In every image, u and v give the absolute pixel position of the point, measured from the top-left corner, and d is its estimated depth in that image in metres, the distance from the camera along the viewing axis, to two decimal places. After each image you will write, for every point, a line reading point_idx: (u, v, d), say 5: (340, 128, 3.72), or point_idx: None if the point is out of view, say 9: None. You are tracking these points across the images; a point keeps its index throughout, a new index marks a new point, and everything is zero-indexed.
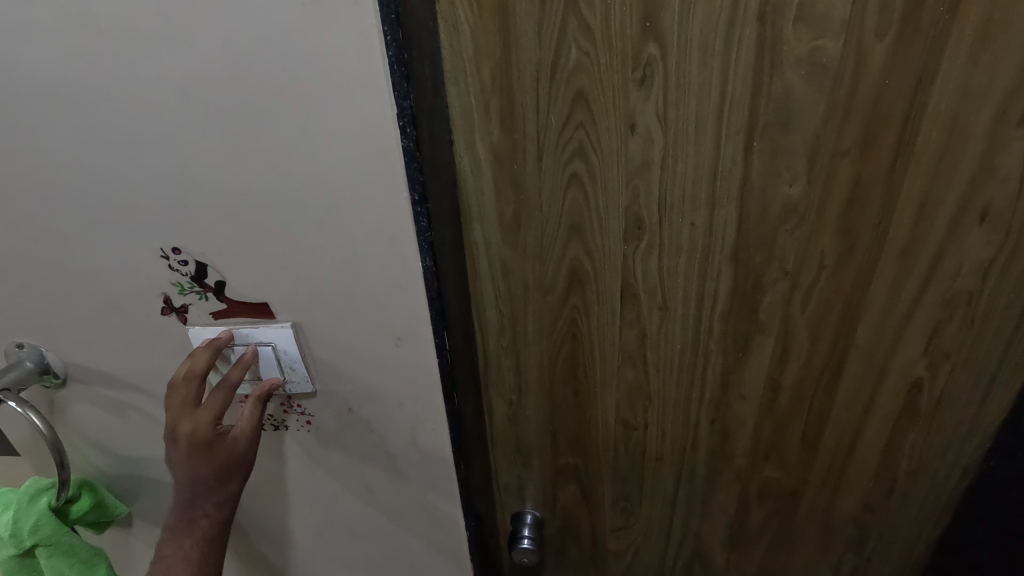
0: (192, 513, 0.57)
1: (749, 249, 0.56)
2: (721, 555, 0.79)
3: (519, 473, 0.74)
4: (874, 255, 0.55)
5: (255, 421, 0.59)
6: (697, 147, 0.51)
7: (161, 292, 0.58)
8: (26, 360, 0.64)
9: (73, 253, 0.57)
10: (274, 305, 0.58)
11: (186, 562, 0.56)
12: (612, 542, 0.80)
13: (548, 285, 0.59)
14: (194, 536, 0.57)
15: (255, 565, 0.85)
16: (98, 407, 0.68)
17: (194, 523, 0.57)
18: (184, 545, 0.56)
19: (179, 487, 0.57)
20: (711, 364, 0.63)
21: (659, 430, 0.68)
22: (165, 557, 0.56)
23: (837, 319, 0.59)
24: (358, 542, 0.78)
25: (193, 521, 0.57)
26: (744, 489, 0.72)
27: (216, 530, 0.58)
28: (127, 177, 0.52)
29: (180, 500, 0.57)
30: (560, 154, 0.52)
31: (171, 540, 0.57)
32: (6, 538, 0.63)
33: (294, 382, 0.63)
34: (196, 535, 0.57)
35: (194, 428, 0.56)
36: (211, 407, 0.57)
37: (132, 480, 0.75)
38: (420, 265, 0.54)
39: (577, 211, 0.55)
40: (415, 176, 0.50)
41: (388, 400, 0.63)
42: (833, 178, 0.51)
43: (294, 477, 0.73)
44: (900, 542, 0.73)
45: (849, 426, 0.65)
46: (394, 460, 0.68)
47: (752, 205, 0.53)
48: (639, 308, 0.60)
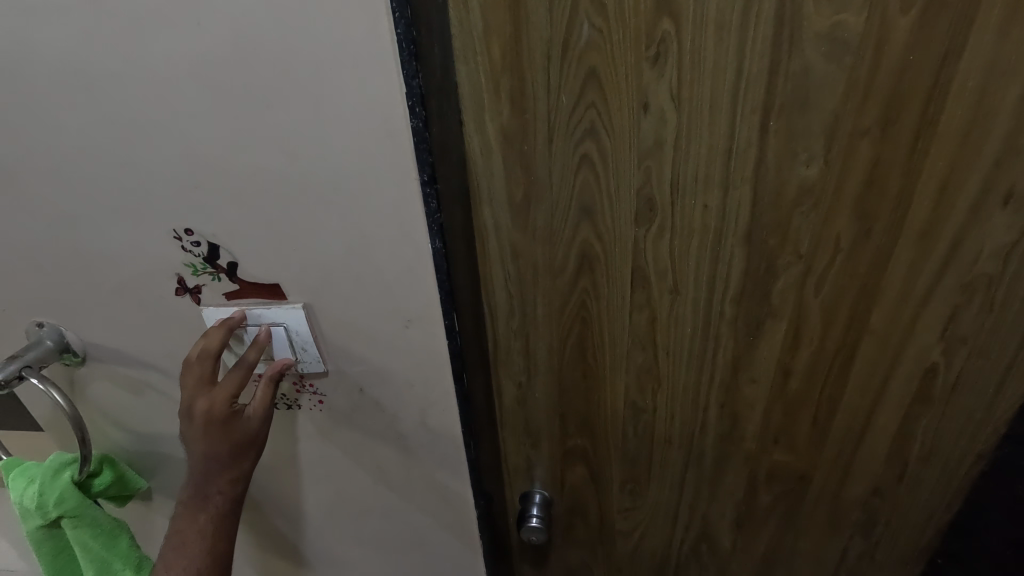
0: (205, 490, 0.58)
1: (763, 232, 0.55)
2: (728, 537, 0.80)
3: (528, 454, 0.75)
4: (890, 240, 0.54)
5: (267, 402, 0.59)
6: (711, 127, 0.50)
7: (175, 273, 0.59)
8: (46, 339, 0.65)
9: (86, 233, 0.58)
10: (285, 286, 0.58)
11: (199, 537, 0.57)
12: (620, 522, 0.81)
13: (558, 268, 0.59)
14: (208, 512, 0.58)
15: (270, 540, 0.86)
16: (117, 385, 0.70)
17: (207, 499, 0.58)
18: (199, 520, 0.58)
19: (194, 464, 0.58)
20: (722, 348, 0.63)
21: (668, 412, 0.68)
22: (180, 531, 0.57)
23: (851, 304, 0.58)
24: (369, 519, 0.79)
25: (207, 498, 0.58)
26: (753, 472, 0.72)
27: (228, 508, 0.59)
28: (138, 159, 0.53)
29: (194, 476, 0.58)
30: (570, 135, 0.52)
31: (186, 514, 0.58)
32: (33, 509, 0.65)
33: (305, 362, 0.63)
34: (209, 511, 0.58)
35: (211, 404, 0.57)
36: (229, 390, 0.57)
37: (151, 456, 0.76)
38: (430, 247, 0.54)
39: (587, 192, 0.55)
40: (424, 157, 0.50)
41: (398, 382, 0.64)
42: (850, 160, 0.50)
43: (305, 456, 0.74)
44: (909, 526, 0.73)
45: (861, 411, 0.65)
46: (404, 440, 0.69)
47: (766, 187, 0.52)
48: (649, 291, 0.60)
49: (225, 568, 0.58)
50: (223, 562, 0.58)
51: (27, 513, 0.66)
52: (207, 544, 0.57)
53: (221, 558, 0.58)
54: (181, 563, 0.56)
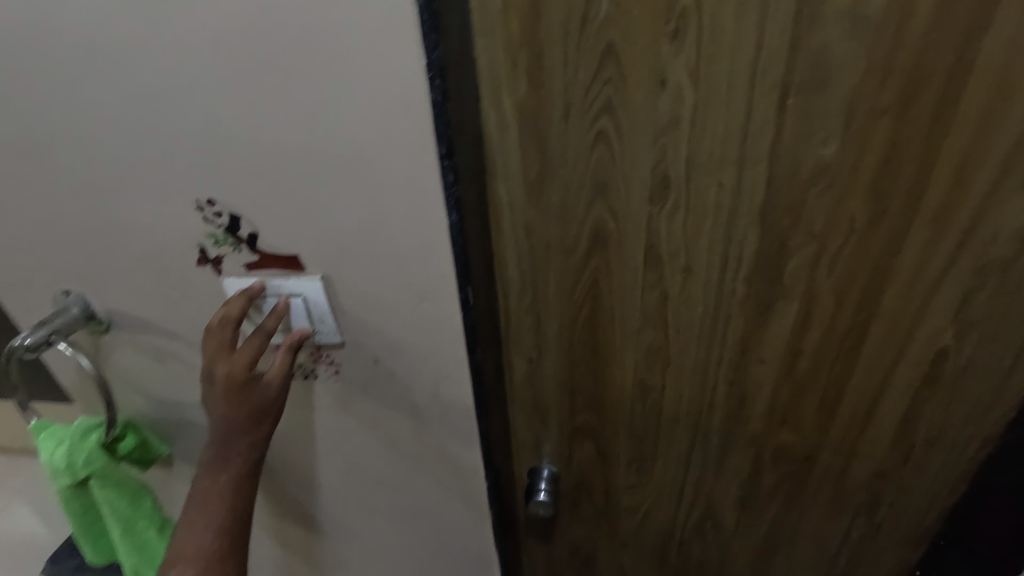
0: (226, 453, 0.60)
1: (776, 212, 0.55)
2: (732, 516, 0.81)
3: (537, 429, 0.76)
4: (905, 221, 0.54)
5: (285, 369, 0.61)
6: (728, 105, 0.50)
7: (196, 244, 0.61)
8: (72, 306, 0.67)
9: (110, 203, 0.59)
10: (304, 258, 0.60)
11: (220, 497, 0.59)
12: (626, 499, 0.82)
13: (571, 246, 0.60)
14: (228, 474, 0.60)
15: (285, 508, 0.89)
16: (140, 353, 0.72)
17: (228, 462, 0.60)
18: (220, 481, 0.60)
19: (214, 427, 0.60)
20: (731, 328, 0.63)
21: (676, 391, 0.69)
22: (202, 490, 0.60)
23: (863, 286, 0.58)
24: (381, 489, 0.81)
25: (227, 460, 0.60)
26: (758, 452, 0.73)
27: (248, 471, 0.61)
28: (159, 129, 0.53)
29: (214, 439, 0.60)
30: (587, 111, 0.52)
31: (208, 475, 0.60)
32: (62, 469, 0.68)
33: (322, 333, 0.65)
34: (230, 473, 0.60)
35: (230, 369, 0.59)
36: (249, 356, 0.59)
37: (173, 423, 0.79)
38: (446, 221, 0.54)
39: (602, 169, 0.55)
40: (443, 130, 0.50)
41: (413, 354, 0.65)
42: (868, 140, 0.50)
43: (320, 426, 0.76)
44: (912, 509, 0.74)
45: (869, 393, 0.65)
46: (417, 413, 0.70)
47: (781, 166, 0.52)
48: (661, 270, 0.60)
49: (244, 528, 0.61)
50: (242, 522, 0.61)
51: (57, 473, 0.69)
52: (228, 503, 0.60)
53: (241, 517, 0.60)
54: (204, 520, 0.59)
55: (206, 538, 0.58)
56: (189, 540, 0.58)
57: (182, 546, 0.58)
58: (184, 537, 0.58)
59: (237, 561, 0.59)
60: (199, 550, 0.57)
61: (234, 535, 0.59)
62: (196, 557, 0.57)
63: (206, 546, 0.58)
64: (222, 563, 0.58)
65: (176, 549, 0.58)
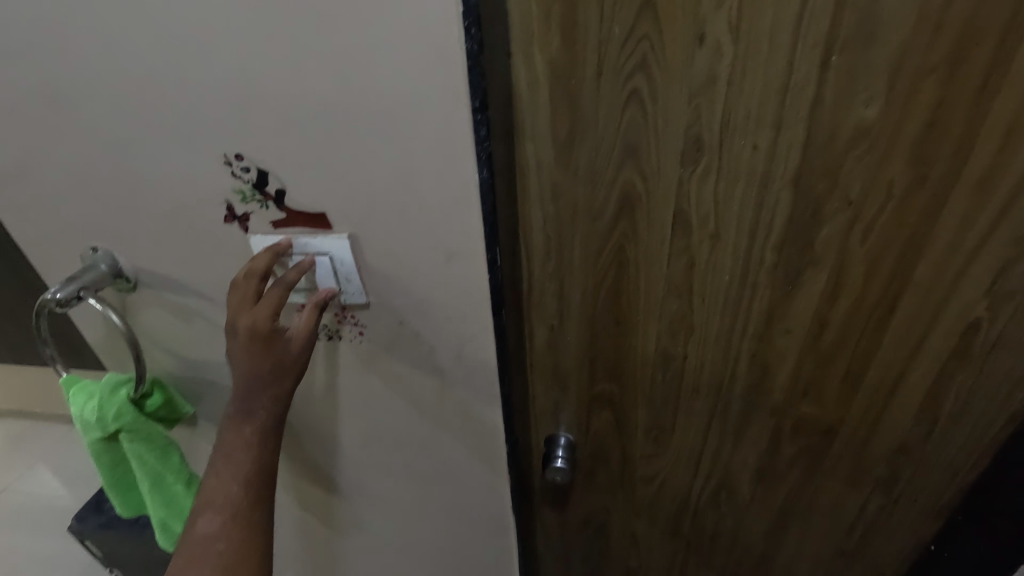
0: (250, 405, 0.61)
1: (812, 177, 0.54)
2: (748, 488, 0.81)
3: (556, 397, 0.76)
4: (945, 188, 0.52)
5: (310, 327, 0.62)
6: (768, 62, 0.49)
7: (224, 200, 0.61)
8: (100, 263, 0.68)
9: (139, 158, 0.59)
10: (331, 215, 0.59)
11: (245, 447, 0.61)
12: (642, 468, 0.83)
13: (598, 210, 0.59)
14: (253, 425, 0.61)
15: (306, 469, 0.91)
16: (166, 312, 0.73)
17: (252, 414, 0.61)
18: (244, 432, 0.61)
19: (239, 380, 0.61)
20: (758, 298, 0.62)
21: (698, 361, 0.69)
22: (228, 441, 0.61)
23: (897, 255, 0.57)
24: (401, 452, 0.82)
25: (251, 412, 0.61)
26: (779, 424, 0.73)
27: (272, 423, 0.62)
28: (188, 81, 0.53)
29: (239, 391, 0.61)
30: (621, 68, 0.51)
31: (233, 427, 0.61)
32: (93, 422, 0.69)
33: (347, 294, 0.65)
34: (254, 425, 0.61)
35: (253, 320, 0.59)
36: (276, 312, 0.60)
37: (198, 383, 0.80)
38: (476, 177, 0.54)
39: (633, 129, 0.54)
40: (477, 82, 0.49)
41: (436, 315, 0.65)
42: (913, 100, 0.48)
43: (343, 388, 0.77)
44: (931, 484, 0.74)
45: (895, 365, 0.64)
46: (439, 376, 0.71)
47: (820, 127, 0.51)
48: (689, 237, 0.60)
49: (269, 479, 0.62)
50: (268, 472, 0.61)
51: (88, 426, 0.70)
52: (253, 454, 0.61)
53: (267, 468, 0.61)
54: (229, 470, 0.60)
55: (233, 486, 0.59)
56: (217, 488, 0.59)
57: (212, 494, 0.59)
58: (213, 484, 0.59)
59: (263, 509, 0.60)
60: (227, 498, 0.59)
61: (260, 485, 0.60)
62: (224, 504, 0.58)
63: (233, 495, 0.59)
64: (248, 511, 0.59)
65: (205, 497, 0.59)
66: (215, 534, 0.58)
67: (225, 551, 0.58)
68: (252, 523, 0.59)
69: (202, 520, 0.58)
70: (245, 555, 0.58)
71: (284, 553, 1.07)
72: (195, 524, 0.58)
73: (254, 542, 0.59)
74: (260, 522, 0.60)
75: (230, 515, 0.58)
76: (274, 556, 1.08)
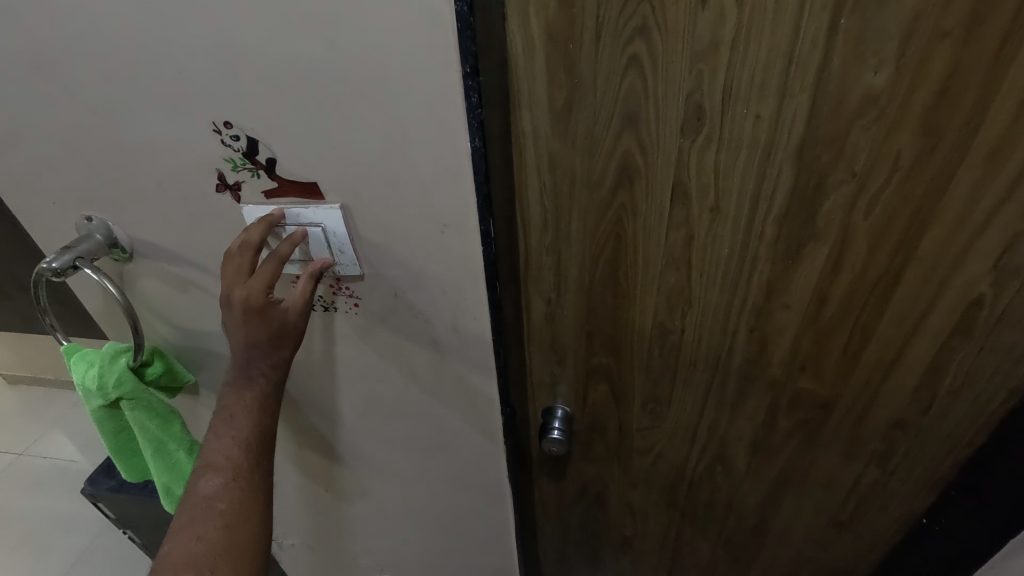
0: (250, 371, 0.61)
1: (816, 148, 0.52)
2: (743, 460, 0.82)
3: (553, 369, 0.77)
4: (955, 159, 0.51)
5: (307, 297, 0.61)
6: (774, 26, 0.46)
7: (215, 168, 0.60)
8: (96, 233, 0.68)
9: (127, 126, 0.58)
10: (323, 185, 0.59)
11: (246, 411, 0.61)
12: (638, 440, 0.84)
13: (596, 180, 0.58)
14: (253, 392, 0.61)
15: (308, 437, 0.92)
16: (164, 282, 0.73)
17: (252, 379, 0.61)
18: (245, 397, 0.61)
19: (236, 349, 0.61)
20: (758, 272, 0.61)
21: (696, 334, 0.69)
22: (228, 407, 0.61)
23: (901, 229, 0.55)
24: (400, 422, 0.83)
25: (251, 378, 0.61)
26: (775, 398, 0.73)
27: (272, 389, 0.63)
28: (174, 46, 0.52)
29: (238, 361, 0.61)
30: (620, 32, 0.49)
31: (233, 393, 0.61)
32: (94, 389, 0.70)
33: (342, 265, 0.65)
34: (254, 391, 0.62)
35: (248, 294, 0.59)
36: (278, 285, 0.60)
37: (198, 352, 0.81)
38: (469, 146, 0.52)
39: (633, 98, 0.52)
40: (468, 46, 0.47)
41: (431, 287, 0.65)
42: (924, 67, 0.46)
43: (342, 358, 0.77)
44: (927, 458, 0.74)
45: (895, 340, 0.64)
46: (436, 347, 0.71)
47: (827, 94, 0.49)
48: (688, 209, 0.58)
49: (269, 443, 0.62)
50: (267, 436, 0.62)
51: (89, 394, 0.71)
52: (253, 418, 0.61)
53: (267, 433, 0.62)
54: (230, 434, 0.60)
55: (234, 447, 0.59)
56: (219, 450, 0.59)
57: (213, 455, 0.59)
58: (214, 447, 0.59)
59: (264, 473, 0.60)
60: (228, 460, 0.59)
61: (260, 449, 0.61)
62: (225, 466, 0.58)
63: (234, 456, 0.59)
64: (250, 473, 0.59)
65: (207, 459, 0.59)
66: (217, 495, 0.57)
67: (225, 511, 0.57)
68: (254, 487, 0.59)
69: (205, 481, 0.58)
70: (246, 515, 0.57)
71: (287, 516, 1.10)
72: (196, 486, 0.58)
73: (257, 503, 0.58)
74: (261, 485, 0.59)
75: (232, 475, 0.58)
76: (277, 520, 1.11)
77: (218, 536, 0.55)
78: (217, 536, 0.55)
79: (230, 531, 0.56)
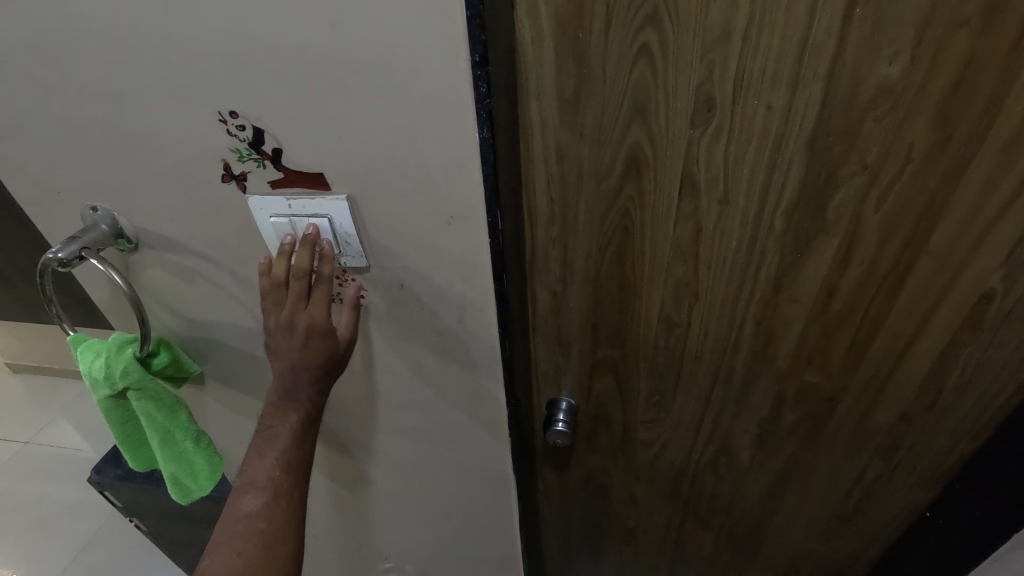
0: (295, 395, 0.62)
1: (828, 139, 0.51)
2: (747, 453, 0.82)
3: (558, 361, 0.77)
4: (968, 151, 0.50)
5: (352, 326, 0.65)
6: (787, 14, 0.46)
7: (220, 158, 0.59)
8: (101, 223, 0.68)
9: (132, 115, 0.58)
10: (329, 176, 0.58)
11: (289, 434, 0.61)
12: (642, 432, 0.84)
13: (604, 171, 0.57)
14: (297, 415, 0.62)
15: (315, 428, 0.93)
16: (169, 273, 0.73)
17: (297, 403, 0.62)
18: (290, 419, 0.61)
19: (283, 372, 0.62)
20: (766, 264, 0.61)
21: (703, 327, 0.68)
22: (270, 426, 0.62)
23: (913, 221, 0.55)
24: (406, 413, 0.84)
25: (296, 401, 0.62)
26: (782, 391, 0.72)
27: (314, 413, 0.63)
28: (178, 34, 0.51)
29: (285, 383, 0.62)
30: (630, 20, 0.48)
31: (277, 413, 0.62)
32: (101, 380, 0.70)
33: (348, 257, 0.64)
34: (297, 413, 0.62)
35: (312, 319, 0.60)
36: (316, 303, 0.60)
37: (203, 343, 0.81)
38: (477, 136, 0.52)
39: (642, 87, 0.52)
40: (477, 34, 0.46)
41: (437, 279, 0.64)
42: (940, 56, 0.46)
43: (350, 349, 0.77)
44: (933, 452, 0.74)
45: (903, 334, 0.63)
46: (442, 339, 0.71)
47: (840, 84, 0.48)
48: (697, 200, 0.58)
49: (307, 463, 0.62)
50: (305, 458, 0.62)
51: (96, 384, 0.71)
52: (294, 441, 0.61)
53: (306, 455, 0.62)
54: (273, 454, 0.60)
55: (275, 468, 0.60)
56: (260, 469, 0.60)
57: (254, 474, 0.59)
58: (257, 466, 0.60)
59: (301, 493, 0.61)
60: (270, 480, 0.59)
61: (299, 466, 0.61)
62: (267, 485, 0.59)
63: (275, 476, 0.60)
64: (289, 493, 0.60)
65: (248, 477, 0.59)
66: (258, 514, 0.58)
67: (264, 530, 0.57)
68: (291, 505, 0.59)
69: (245, 499, 0.58)
70: (282, 532, 0.58)
71: (314, 515, 1.11)
72: (238, 503, 0.58)
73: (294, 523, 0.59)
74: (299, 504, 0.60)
75: (272, 496, 0.59)
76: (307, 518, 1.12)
77: (255, 555, 0.56)
78: (256, 554, 0.56)
79: (266, 548, 0.57)
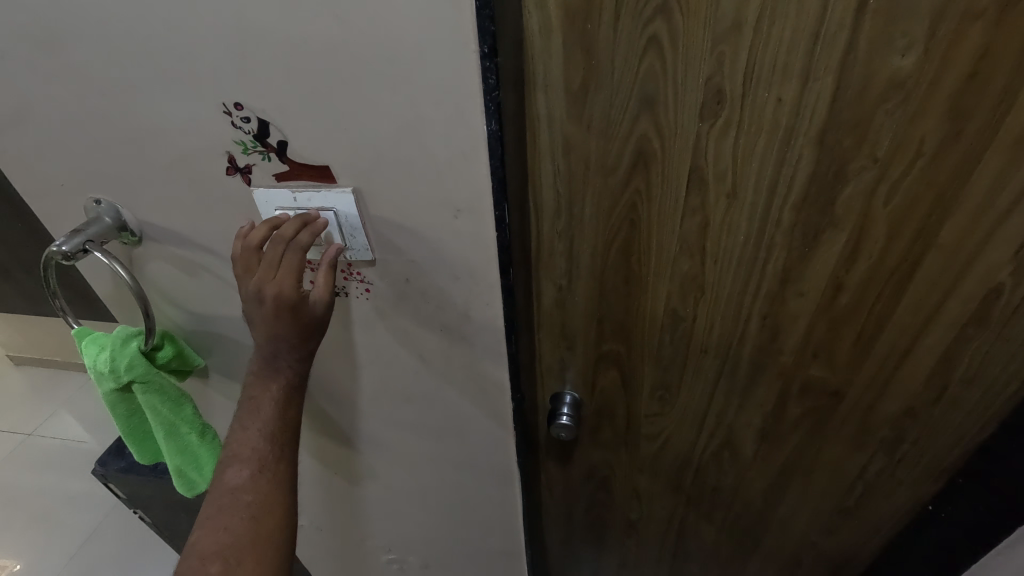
0: (275, 364, 0.62)
1: (838, 133, 0.51)
2: (751, 447, 0.82)
3: (562, 355, 0.77)
4: (979, 145, 0.50)
5: (330, 287, 0.59)
6: (800, 5, 0.45)
7: (225, 151, 0.59)
8: (105, 216, 0.68)
9: (136, 107, 0.57)
10: (335, 169, 0.58)
11: (271, 401, 0.62)
12: (645, 426, 0.84)
13: (610, 165, 0.57)
14: (278, 383, 0.62)
15: (319, 421, 0.93)
16: (174, 266, 0.73)
17: (277, 371, 0.62)
18: (271, 390, 0.62)
19: (262, 340, 0.61)
20: (773, 259, 0.61)
21: (708, 322, 0.68)
22: (254, 398, 0.62)
23: (922, 216, 0.54)
24: (410, 407, 0.84)
25: (277, 370, 0.62)
26: (786, 385, 0.72)
27: (297, 381, 0.63)
28: (182, 24, 0.50)
29: (264, 351, 0.61)
30: (640, 13, 0.48)
31: (258, 384, 0.62)
32: (106, 373, 0.70)
33: (353, 250, 0.64)
34: (279, 381, 0.62)
35: (279, 290, 0.58)
36: (286, 270, 0.58)
37: (208, 336, 0.81)
38: (485, 129, 0.51)
39: (651, 80, 0.51)
40: (487, 25, 0.45)
41: (443, 273, 0.64)
42: (953, 49, 0.45)
43: (356, 342, 0.77)
44: (936, 446, 0.74)
45: (909, 329, 0.63)
46: (448, 333, 0.71)
47: (852, 77, 0.48)
48: (705, 195, 0.57)
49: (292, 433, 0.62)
50: (291, 428, 0.62)
51: (101, 377, 0.72)
52: (278, 411, 0.61)
53: (290, 423, 0.62)
54: (256, 425, 0.61)
55: (259, 439, 0.60)
56: (244, 441, 0.60)
57: (240, 446, 0.60)
58: (240, 437, 0.60)
59: (289, 462, 0.61)
60: (254, 450, 0.60)
61: (286, 439, 0.62)
62: (251, 457, 0.59)
63: (259, 448, 0.60)
64: (275, 463, 0.60)
65: (233, 450, 0.60)
66: (244, 486, 0.58)
67: (251, 502, 0.57)
68: (280, 476, 0.59)
69: (232, 471, 0.58)
70: (273, 507, 0.58)
71: (305, 501, 1.12)
72: (224, 476, 0.59)
73: (280, 494, 0.59)
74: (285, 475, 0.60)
75: (258, 467, 0.59)
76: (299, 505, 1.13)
77: (244, 527, 0.56)
78: (243, 527, 0.56)
79: (257, 521, 0.57)
